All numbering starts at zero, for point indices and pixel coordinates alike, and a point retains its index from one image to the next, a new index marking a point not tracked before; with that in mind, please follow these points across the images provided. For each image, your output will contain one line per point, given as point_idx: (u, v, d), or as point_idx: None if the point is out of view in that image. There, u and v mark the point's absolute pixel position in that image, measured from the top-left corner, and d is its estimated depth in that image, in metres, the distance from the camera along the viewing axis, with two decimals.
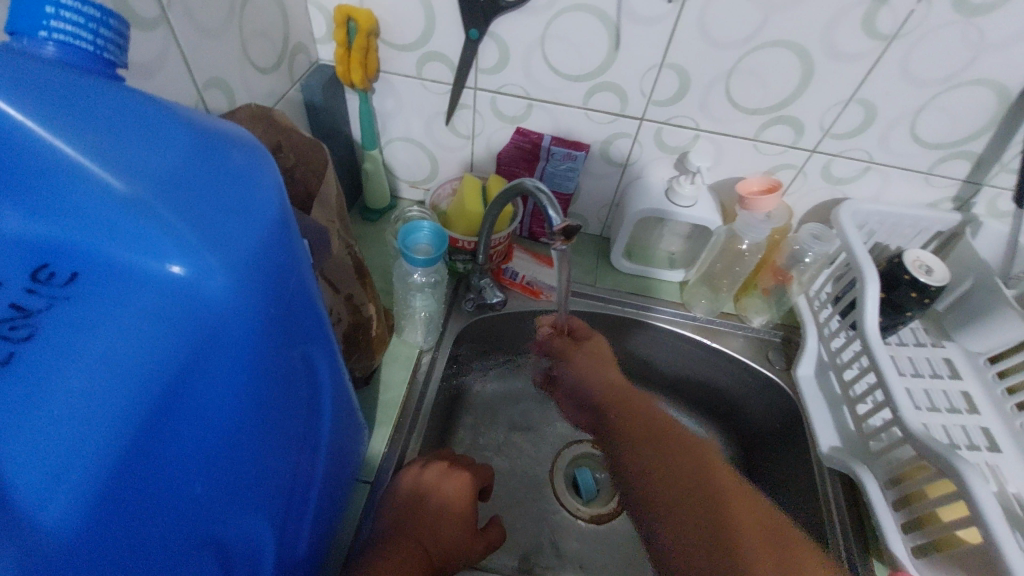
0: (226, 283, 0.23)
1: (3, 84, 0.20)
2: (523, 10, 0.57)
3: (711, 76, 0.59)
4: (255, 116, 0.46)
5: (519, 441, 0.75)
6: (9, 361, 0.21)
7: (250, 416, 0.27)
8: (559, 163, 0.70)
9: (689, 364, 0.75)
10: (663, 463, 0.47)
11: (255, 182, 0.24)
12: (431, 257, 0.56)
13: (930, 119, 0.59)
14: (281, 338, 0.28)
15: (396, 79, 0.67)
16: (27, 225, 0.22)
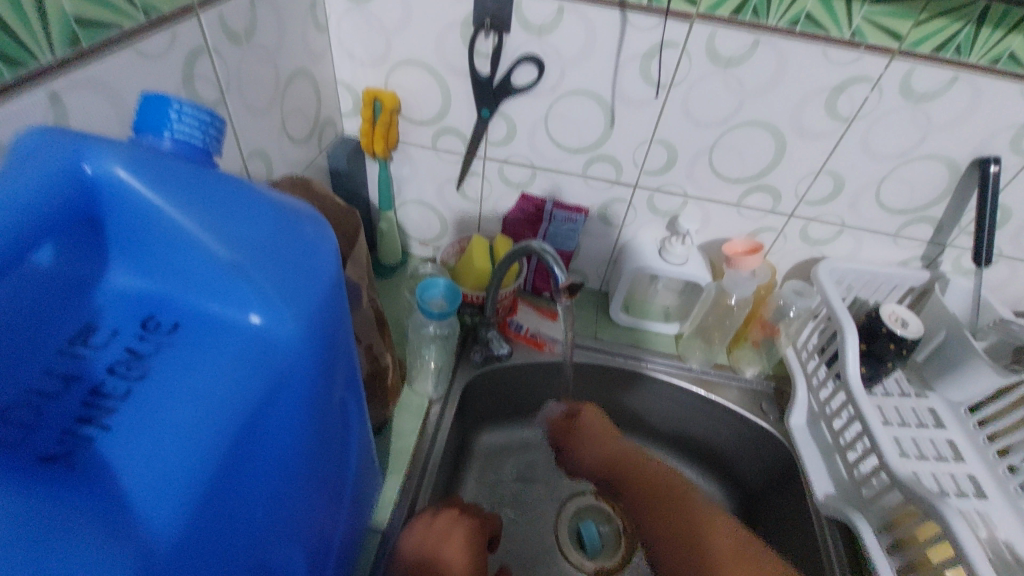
0: (296, 331, 0.27)
1: (140, 171, 0.25)
2: (529, 93, 0.65)
3: (696, 149, 0.66)
4: (292, 184, 0.52)
5: (525, 492, 0.77)
6: (126, 395, 0.25)
7: (305, 447, 0.30)
8: (561, 225, 0.76)
9: (685, 414, 0.78)
10: (670, 528, 0.52)
11: (319, 250, 0.29)
12: (444, 311, 0.60)
13: (892, 188, 0.66)
14: (332, 379, 0.31)
15: (413, 149, 0.74)
16: (140, 284, 0.27)
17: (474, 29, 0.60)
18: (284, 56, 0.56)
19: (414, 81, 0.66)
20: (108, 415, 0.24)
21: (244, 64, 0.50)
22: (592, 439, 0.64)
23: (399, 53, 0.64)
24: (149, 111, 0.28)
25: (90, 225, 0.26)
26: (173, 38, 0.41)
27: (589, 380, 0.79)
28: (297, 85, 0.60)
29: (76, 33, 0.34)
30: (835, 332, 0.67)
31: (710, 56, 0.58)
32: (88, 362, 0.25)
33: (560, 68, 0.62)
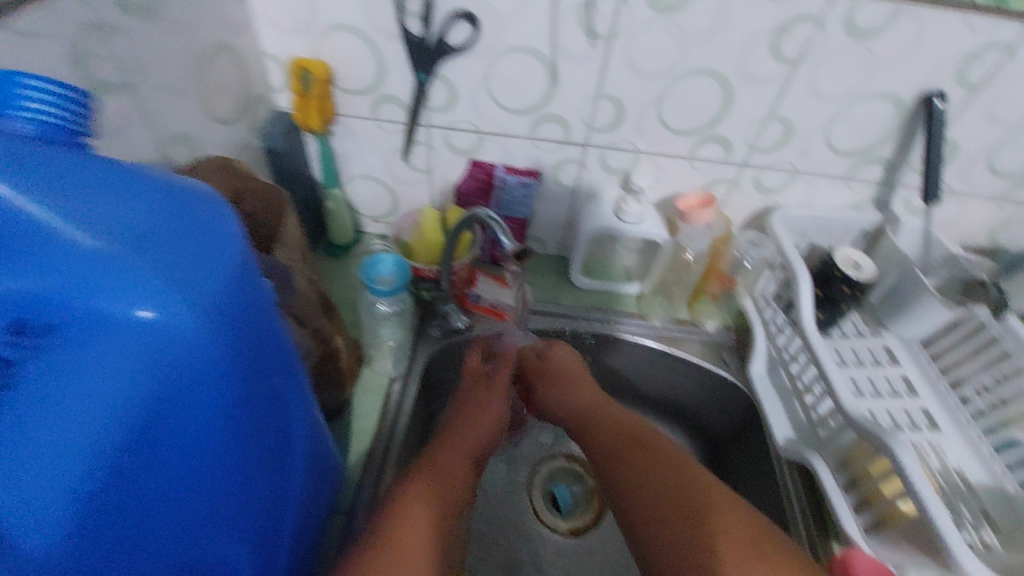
0: (188, 320, 0.26)
1: (11, 172, 0.24)
2: (645, 75, 0.60)
3: (814, 125, 0.63)
4: (213, 166, 0.47)
5: None
6: (5, 408, 0.24)
7: (219, 440, 0.30)
8: (513, 190, 0.72)
9: (718, 404, 0.76)
10: (635, 474, 0.55)
11: (215, 231, 0.28)
12: (394, 286, 0.53)
13: (1010, 153, 0.64)
14: (249, 370, 0.31)
15: (505, 140, 0.68)
16: (23, 291, 0.24)
17: (592, 8, 0.55)
18: None
19: (522, 69, 0.61)
20: (8, 427, 0.23)
21: None
22: (567, 383, 0.67)
23: (510, 39, 0.59)
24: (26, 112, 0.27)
25: None
26: None
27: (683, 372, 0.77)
28: None
29: None
30: (958, 319, 0.65)
31: (846, 28, 0.55)
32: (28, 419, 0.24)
33: (683, 46, 0.58)
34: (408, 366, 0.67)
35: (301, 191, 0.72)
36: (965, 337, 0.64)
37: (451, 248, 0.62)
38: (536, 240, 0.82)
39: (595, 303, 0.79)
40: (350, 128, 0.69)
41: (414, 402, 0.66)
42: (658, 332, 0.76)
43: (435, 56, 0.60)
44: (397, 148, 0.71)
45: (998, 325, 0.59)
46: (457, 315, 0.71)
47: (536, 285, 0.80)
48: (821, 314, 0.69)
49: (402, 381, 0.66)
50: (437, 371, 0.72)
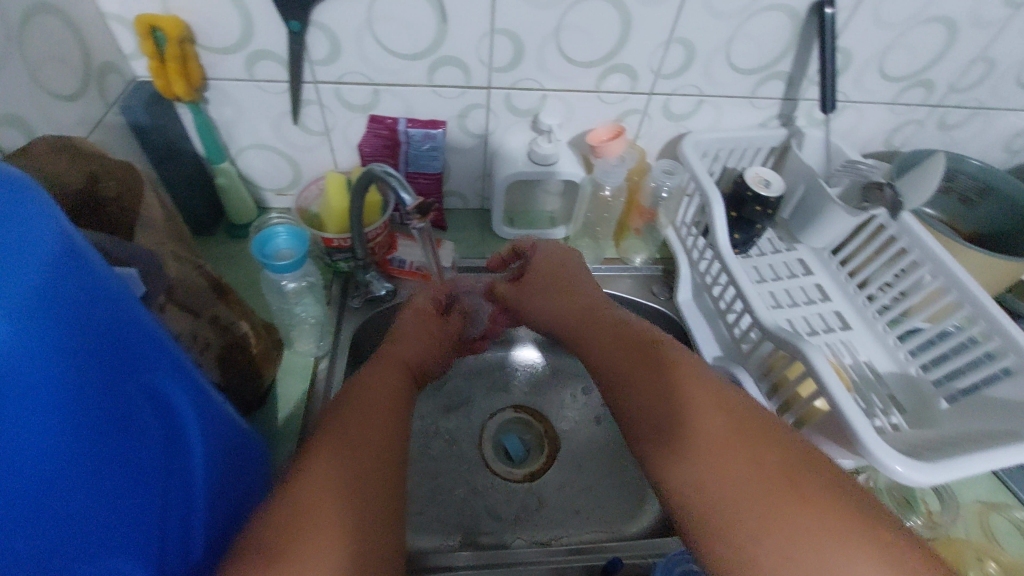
0: (14, 319, 0.22)
1: None
2: (539, 4, 0.57)
3: (714, 44, 0.62)
4: (51, 148, 0.41)
5: (582, 425, 0.76)
6: None
7: (93, 456, 0.25)
8: (420, 144, 0.68)
9: None
10: (642, 385, 0.48)
11: (28, 218, 0.24)
12: (296, 260, 0.50)
13: (895, 56, 0.66)
14: (103, 372, 0.27)
15: (403, 90, 0.64)
16: None
17: None
18: None
19: (406, 8, 0.56)
20: None
21: None
22: (550, 297, 0.61)
23: None
24: None
25: None
26: None
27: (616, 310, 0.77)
28: None
29: None
30: (866, 223, 0.68)
31: None
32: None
33: None
34: (333, 341, 0.64)
35: (185, 170, 0.65)
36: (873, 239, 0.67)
37: (355, 211, 0.58)
38: (455, 194, 0.78)
39: None
40: (228, 94, 0.62)
41: (346, 377, 0.64)
42: None
43: (306, 1, 0.54)
44: (286, 111, 0.65)
45: (896, 224, 0.63)
46: (379, 283, 0.67)
47: (461, 241, 0.77)
48: (739, 234, 0.71)
49: (328, 358, 0.63)
50: (367, 343, 0.69)
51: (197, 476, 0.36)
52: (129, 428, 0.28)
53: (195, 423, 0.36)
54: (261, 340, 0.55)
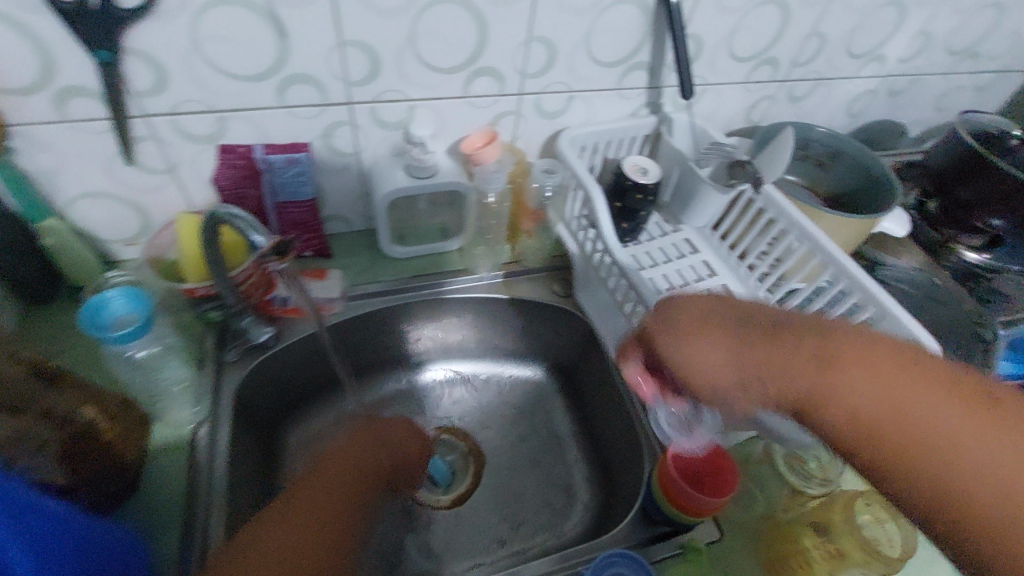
0: None
1: None
2: (387, 13, 0.54)
3: (573, 41, 0.62)
4: None
5: (505, 439, 0.75)
6: None
7: None
8: (283, 172, 0.62)
9: (559, 336, 0.76)
10: (921, 431, 0.33)
11: None
12: (139, 327, 0.44)
13: (740, 38, 0.69)
14: None
15: (252, 115, 0.58)
16: None
17: None
18: None
19: (237, 28, 0.51)
20: None
21: None
22: (704, 353, 0.38)
23: None
24: None
25: None
26: None
27: (519, 316, 0.76)
28: None
29: None
30: (737, 199, 0.71)
31: None
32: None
33: None
34: (213, 403, 0.57)
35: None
36: (747, 214, 0.70)
37: (212, 257, 0.52)
38: (336, 218, 0.73)
39: (416, 269, 0.74)
40: (37, 140, 0.53)
41: (233, 441, 0.58)
42: (485, 281, 0.74)
43: (113, 27, 0.47)
44: (116, 151, 0.56)
45: (760, 197, 0.67)
46: (259, 328, 0.61)
47: (349, 267, 0.72)
48: (626, 223, 0.72)
49: (210, 422, 0.56)
50: (255, 396, 0.63)
51: None
52: None
53: None
54: (115, 422, 0.48)
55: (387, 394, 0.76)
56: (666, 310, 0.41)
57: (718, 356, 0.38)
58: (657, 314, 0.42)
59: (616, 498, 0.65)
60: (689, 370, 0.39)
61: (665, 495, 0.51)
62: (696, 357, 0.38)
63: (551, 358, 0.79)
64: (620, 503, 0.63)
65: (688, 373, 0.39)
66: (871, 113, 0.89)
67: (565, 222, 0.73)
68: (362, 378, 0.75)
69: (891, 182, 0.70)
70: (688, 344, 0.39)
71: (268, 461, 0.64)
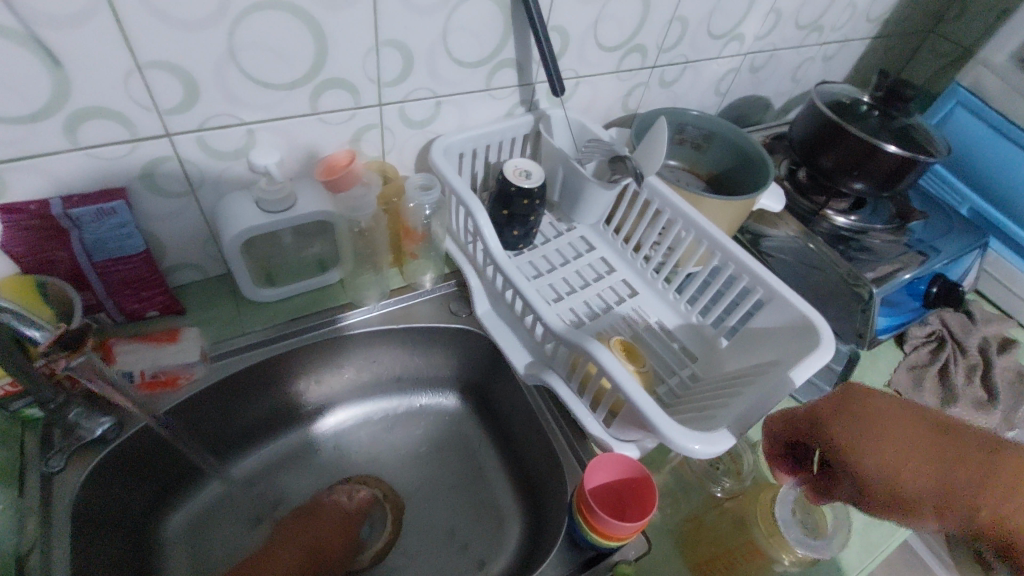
0: None
1: None
2: (193, 25, 0.44)
3: (429, 42, 0.56)
4: None
5: (422, 478, 0.69)
6: None
7: None
8: (95, 226, 0.51)
9: (464, 357, 0.71)
10: None
11: None
12: None
13: (605, 27, 0.67)
14: None
15: (38, 161, 0.46)
16: None
17: None
18: None
19: None
20: None
21: None
22: (825, 426, 0.38)
23: None
24: None
25: None
26: None
27: (417, 344, 0.70)
28: None
29: None
30: (623, 192, 0.69)
31: None
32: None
33: None
34: (42, 523, 0.46)
35: None
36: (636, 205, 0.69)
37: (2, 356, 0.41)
38: (184, 266, 0.62)
39: (293, 310, 0.65)
40: None
41: (76, 563, 0.47)
42: (374, 312, 0.67)
43: None
44: None
45: (645, 187, 0.66)
46: (92, 420, 0.51)
47: (209, 321, 0.62)
48: (517, 230, 0.67)
49: (39, 549, 0.45)
50: (102, 499, 0.52)
51: None
52: None
53: None
54: None
55: (281, 453, 0.67)
56: (848, 402, 0.38)
57: (912, 461, 0.34)
58: (831, 403, 0.39)
59: (545, 522, 0.61)
60: (873, 472, 0.35)
61: (590, 527, 0.47)
62: (866, 448, 0.35)
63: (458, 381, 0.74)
64: (548, 528, 0.59)
65: (858, 469, 0.35)
66: (737, 89, 0.92)
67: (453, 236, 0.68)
68: (247, 441, 0.65)
69: (764, 159, 0.71)
70: (863, 441, 0.36)
71: (134, 568, 0.54)
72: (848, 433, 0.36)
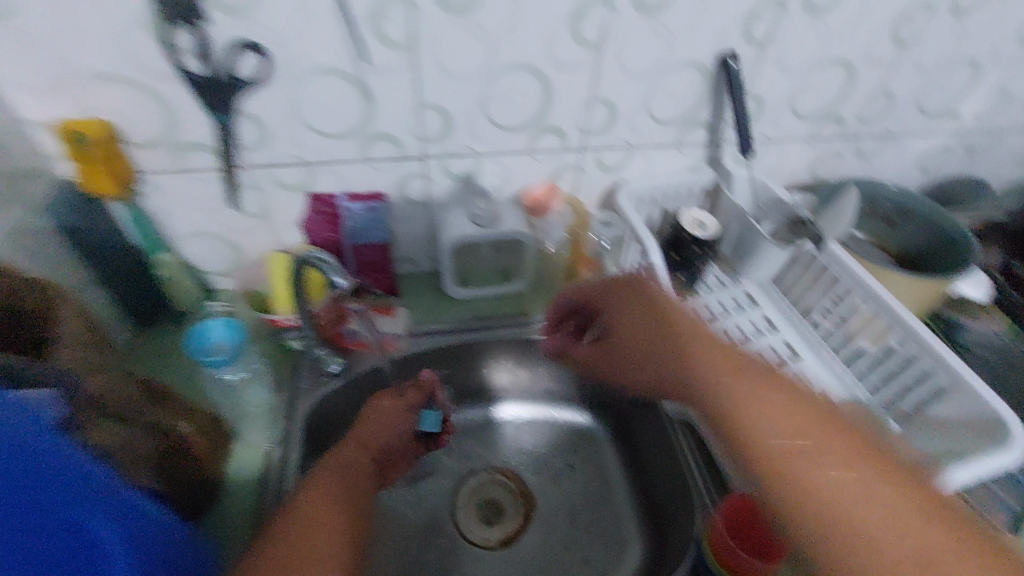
0: None
1: None
2: (462, 77, 0.59)
3: (635, 101, 0.66)
4: None
5: (555, 484, 0.75)
6: None
7: None
8: (361, 217, 0.68)
9: (613, 383, 0.77)
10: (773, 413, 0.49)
11: None
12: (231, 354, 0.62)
13: (804, 96, 0.70)
14: None
15: (340, 167, 0.65)
16: None
17: (380, 13, 0.52)
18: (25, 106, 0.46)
19: (333, 93, 0.57)
20: None
21: None
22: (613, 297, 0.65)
23: (309, 64, 0.55)
24: None
25: None
26: None
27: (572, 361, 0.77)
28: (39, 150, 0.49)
29: None
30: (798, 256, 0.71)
31: (636, 6, 0.57)
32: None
33: (489, 44, 0.57)
34: (286, 426, 0.62)
35: (118, 264, 0.63)
36: (811, 269, 0.69)
37: (296, 290, 0.60)
38: (405, 260, 0.78)
39: (478, 311, 0.77)
40: (162, 187, 0.62)
41: (301, 463, 0.62)
42: (543, 326, 0.76)
43: (232, 94, 0.55)
44: (223, 197, 0.64)
45: (824, 253, 0.66)
46: (331, 357, 0.67)
47: (415, 306, 0.77)
48: (684, 274, 0.72)
49: (282, 445, 0.61)
50: (323, 425, 0.67)
51: None
52: None
53: None
54: (204, 437, 0.53)
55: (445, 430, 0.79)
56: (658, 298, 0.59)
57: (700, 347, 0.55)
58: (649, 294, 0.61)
59: (669, 557, 0.63)
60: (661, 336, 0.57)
61: (713, 551, 0.52)
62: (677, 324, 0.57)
63: (603, 405, 0.79)
64: (672, 561, 0.61)
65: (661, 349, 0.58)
66: (949, 168, 0.86)
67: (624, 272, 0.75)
68: None
69: (972, 241, 0.66)
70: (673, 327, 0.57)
71: None
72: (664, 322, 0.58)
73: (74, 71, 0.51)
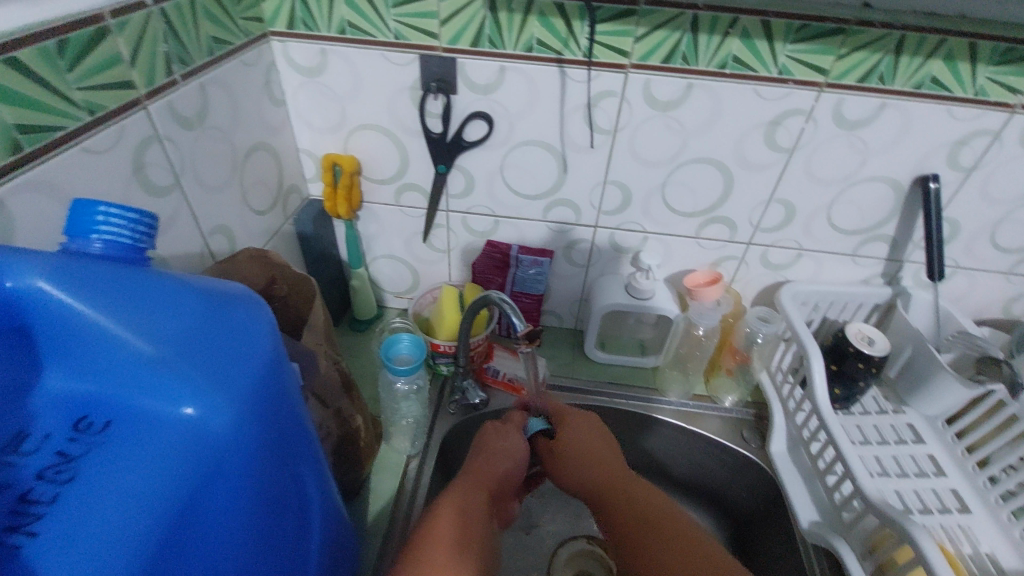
0: (229, 418, 0.28)
1: (64, 280, 0.27)
2: (651, 163, 0.65)
3: (814, 207, 0.66)
4: (251, 257, 0.52)
5: None
6: (54, 500, 0.26)
7: (254, 530, 0.31)
8: (527, 269, 0.74)
9: (740, 484, 0.73)
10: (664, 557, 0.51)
11: (255, 332, 0.30)
12: (413, 367, 0.59)
13: (1008, 229, 0.66)
14: (278, 473, 0.32)
15: (521, 223, 0.73)
16: (73, 387, 0.27)
17: (594, 104, 0.60)
18: (241, 131, 0.57)
19: (534, 160, 0.66)
20: (34, 522, 0.25)
21: (198, 148, 0.51)
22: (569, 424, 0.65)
23: (522, 135, 0.64)
24: (78, 219, 0.30)
25: (20, 334, 0.27)
26: (121, 133, 0.42)
27: (698, 450, 0.75)
28: (257, 157, 0.61)
29: (17, 141, 0.35)
30: (986, 398, 0.63)
31: (836, 121, 0.59)
32: (17, 470, 0.26)
33: (683, 138, 0.62)
34: (426, 441, 0.68)
35: (330, 271, 0.76)
36: (998, 415, 0.61)
37: (465, 325, 0.65)
38: (552, 313, 0.84)
39: (611, 376, 0.79)
40: (376, 214, 0.74)
41: (432, 479, 0.67)
42: (674, 407, 0.76)
43: (455, 151, 0.66)
44: (420, 231, 0.75)
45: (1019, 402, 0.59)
46: (475, 391, 0.72)
47: (553, 358, 0.81)
48: (840, 388, 0.68)
49: (419, 458, 0.67)
50: (453, 448, 0.72)
51: (310, 562, 0.38)
52: (276, 512, 0.33)
53: (316, 522, 0.38)
54: (368, 432, 0.61)
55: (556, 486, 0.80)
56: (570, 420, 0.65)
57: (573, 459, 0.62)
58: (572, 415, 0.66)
59: None
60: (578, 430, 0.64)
61: None
62: (577, 422, 0.65)
63: (723, 506, 0.76)
64: None
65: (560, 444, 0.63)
66: None
67: (770, 371, 0.73)
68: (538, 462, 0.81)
69: None
70: (583, 429, 0.64)
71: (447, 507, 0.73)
72: (572, 426, 0.64)
73: (347, 120, 0.65)
